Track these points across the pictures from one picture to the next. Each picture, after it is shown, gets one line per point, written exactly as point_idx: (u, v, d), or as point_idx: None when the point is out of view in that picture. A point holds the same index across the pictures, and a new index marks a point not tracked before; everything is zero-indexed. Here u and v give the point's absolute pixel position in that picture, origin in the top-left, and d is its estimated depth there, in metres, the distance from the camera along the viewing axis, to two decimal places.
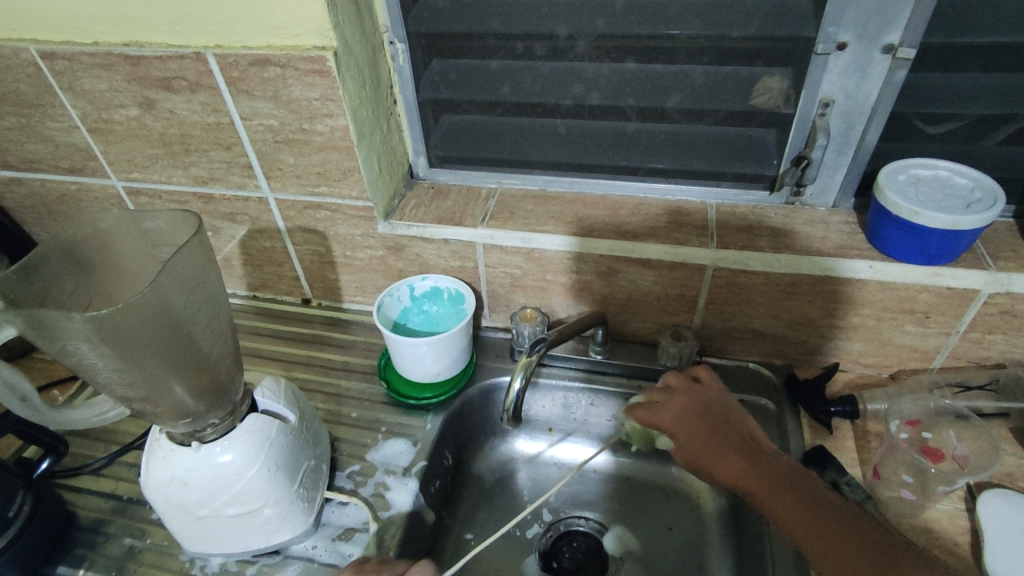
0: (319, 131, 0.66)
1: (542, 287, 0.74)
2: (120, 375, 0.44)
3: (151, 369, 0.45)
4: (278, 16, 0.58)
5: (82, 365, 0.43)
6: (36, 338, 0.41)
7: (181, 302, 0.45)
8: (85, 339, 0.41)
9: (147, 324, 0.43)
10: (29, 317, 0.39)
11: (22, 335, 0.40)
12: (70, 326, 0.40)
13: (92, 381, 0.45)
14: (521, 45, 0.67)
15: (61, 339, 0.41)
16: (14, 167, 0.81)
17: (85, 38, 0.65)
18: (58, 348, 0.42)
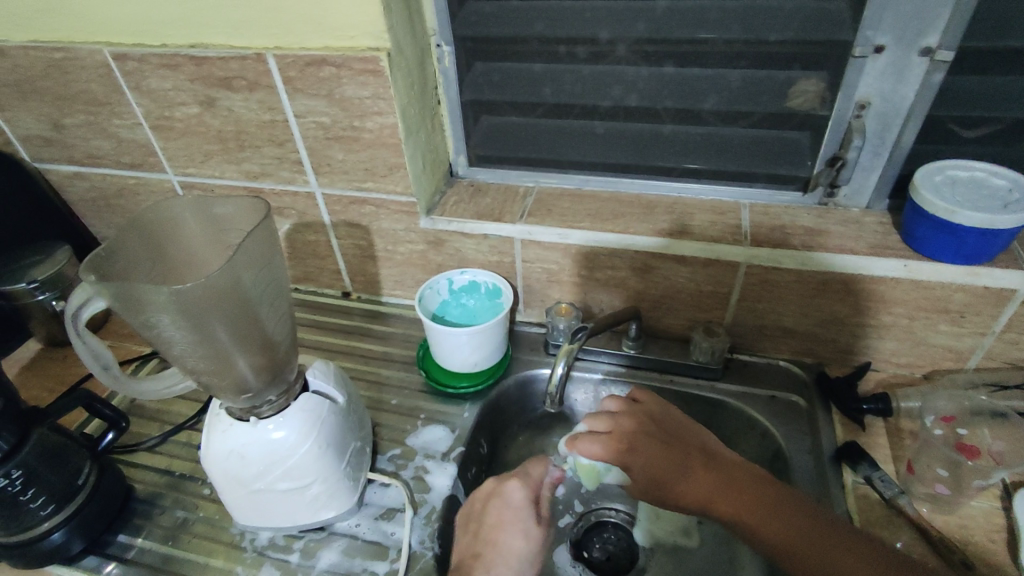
0: (368, 129, 0.69)
1: (577, 283, 0.76)
2: (192, 346, 0.48)
3: (219, 342, 0.49)
4: (336, 20, 0.62)
5: (160, 334, 0.47)
6: (121, 308, 0.46)
7: (250, 282, 0.49)
8: (165, 309, 0.45)
9: (216, 299, 0.46)
10: (120, 287, 0.44)
11: (112, 304, 0.45)
12: (151, 296, 0.44)
13: (166, 352, 0.49)
14: (564, 49, 0.69)
15: (145, 309, 0.45)
16: (78, 161, 0.85)
17: (154, 41, 0.69)
18: (138, 318, 0.46)
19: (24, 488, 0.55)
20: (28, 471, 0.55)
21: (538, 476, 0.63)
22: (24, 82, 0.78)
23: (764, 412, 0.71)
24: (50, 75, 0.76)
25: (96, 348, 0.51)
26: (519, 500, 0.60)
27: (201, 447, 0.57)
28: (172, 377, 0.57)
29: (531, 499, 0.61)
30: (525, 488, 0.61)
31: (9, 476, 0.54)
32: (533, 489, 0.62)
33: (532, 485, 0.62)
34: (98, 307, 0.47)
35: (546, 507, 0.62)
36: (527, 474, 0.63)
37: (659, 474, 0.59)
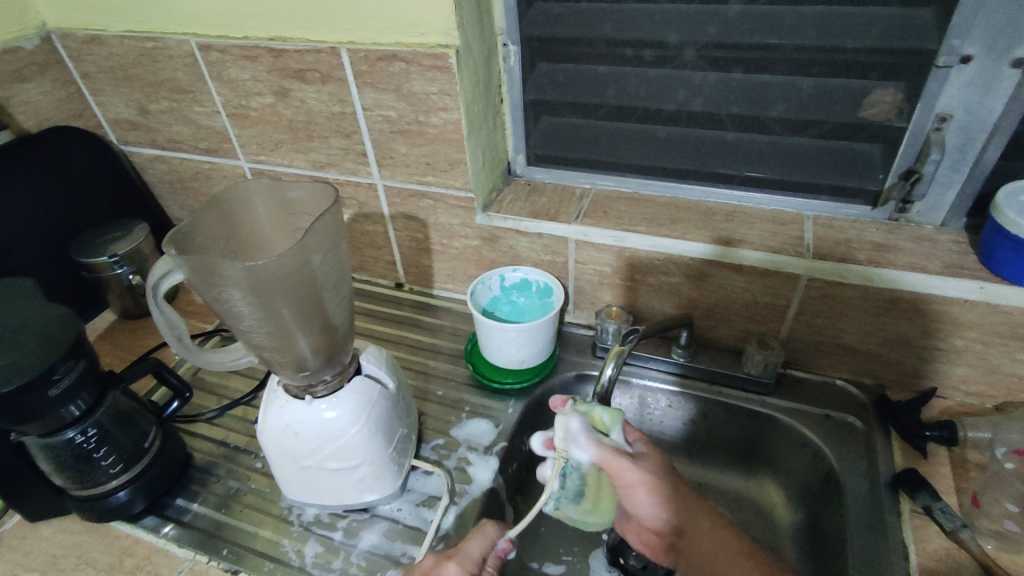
0: (433, 124, 0.71)
1: (628, 287, 0.76)
2: (258, 322, 0.51)
3: (283, 321, 0.51)
4: (410, 17, 0.64)
5: (232, 309, 0.50)
6: (197, 281, 0.49)
7: (317, 265, 0.51)
8: (238, 286, 0.48)
9: (284, 280, 0.49)
10: (199, 263, 0.46)
11: (190, 278, 0.48)
12: (225, 273, 0.47)
13: (234, 326, 0.52)
14: (631, 52, 0.69)
15: (220, 285, 0.48)
16: (159, 145, 0.91)
17: (237, 33, 0.73)
18: (212, 293, 0.49)
19: (97, 445, 0.59)
20: (101, 430, 0.59)
21: (478, 555, 0.54)
22: (118, 69, 0.83)
23: (816, 432, 0.68)
24: (141, 63, 0.81)
25: (173, 318, 0.54)
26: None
27: (257, 421, 0.59)
28: (237, 351, 0.59)
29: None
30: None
31: (84, 433, 0.58)
32: (471, 574, 0.53)
33: (470, 570, 0.53)
34: (176, 281, 0.50)
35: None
36: (460, 558, 0.53)
37: (700, 464, 0.78)
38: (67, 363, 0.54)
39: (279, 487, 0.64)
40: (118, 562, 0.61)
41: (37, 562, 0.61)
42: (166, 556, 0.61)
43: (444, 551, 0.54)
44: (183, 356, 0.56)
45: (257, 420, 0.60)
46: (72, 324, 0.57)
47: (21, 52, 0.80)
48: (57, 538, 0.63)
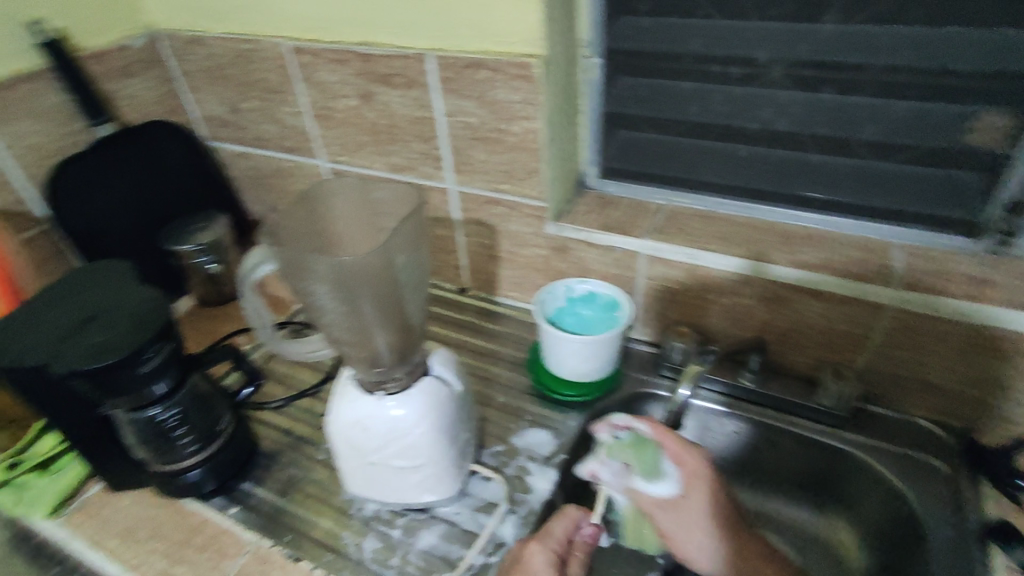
0: (512, 133, 0.71)
1: (699, 306, 0.74)
2: (340, 315, 0.52)
3: (364, 318, 0.52)
4: (499, 26, 0.65)
5: (316, 303, 0.52)
6: (287, 272, 0.50)
7: (400, 265, 0.52)
8: (325, 281, 0.49)
9: (367, 277, 0.50)
10: (291, 258, 0.48)
11: (281, 272, 0.50)
12: (315, 267, 0.48)
13: (317, 318, 0.54)
14: (718, 68, 0.68)
15: (307, 279, 0.50)
16: (246, 142, 0.95)
17: (330, 37, 0.76)
18: (300, 285, 0.51)
19: (178, 424, 0.62)
20: (183, 410, 0.62)
21: (562, 534, 0.58)
22: (216, 69, 0.88)
23: (894, 469, 0.65)
24: (237, 63, 0.85)
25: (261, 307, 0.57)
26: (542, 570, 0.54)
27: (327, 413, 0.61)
28: None
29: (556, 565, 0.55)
30: (549, 553, 0.55)
31: (167, 412, 0.61)
32: (556, 549, 0.57)
33: (555, 545, 0.57)
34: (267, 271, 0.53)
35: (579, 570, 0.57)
36: (544, 535, 0.57)
37: (767, 496, 0.76)
38: (156, 344, 0.57)
39: (343, 480, 0.65)
40: (189, 538, 0.63)
41: (116, 530, 0.64)
42: (233, 537, 0.63)
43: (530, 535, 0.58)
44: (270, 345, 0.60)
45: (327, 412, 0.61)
46: (163, 305, 0.59)
47: (131, 51, 0.86)
48: (134, 509, 0.66)
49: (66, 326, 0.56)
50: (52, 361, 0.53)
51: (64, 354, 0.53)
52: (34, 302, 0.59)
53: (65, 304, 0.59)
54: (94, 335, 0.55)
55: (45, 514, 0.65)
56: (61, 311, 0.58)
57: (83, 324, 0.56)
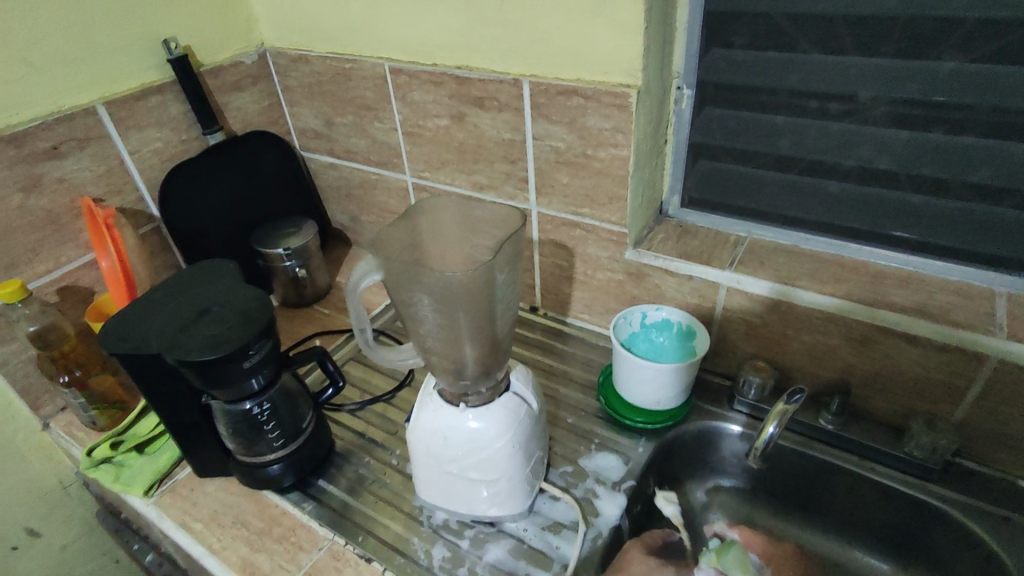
0: (600, 158, 0.73)
1: (778, 342, 0.73)
2: (437, 326, 0.56)
3: (460, 330, 0.56)
4: (596, 56, 0.67)
5: (417, 312, 0.56)
6: (396, 280, 0.54)
7: (499, 284, 0.55)
8: (430, 293, 0.53)
9: (470, 293, 0.53)
10: (402, 268, 0.53)
11: (389, 280, 0.54)
12: (425, 279, 0.52)
13: (414, 327, 0.57)
14: (815, 103, 0.68)
15: (413, 289, 0.54)
16: (336, 154, 1.00)
17: (428, 60, 0.80)
18: (406, 295, 0.55)
19: (268, 419, 0.65)
20: (273, 406, 0.65)
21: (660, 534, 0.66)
22: (316, 85, 0.93)
23: (985, 527, 0.62)
24: (337, 81, 0.90)
25: (362, 316, 0.60)
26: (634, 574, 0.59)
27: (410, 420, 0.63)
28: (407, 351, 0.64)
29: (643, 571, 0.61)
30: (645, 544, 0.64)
31: (260, 406, 0.64)
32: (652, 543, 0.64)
33: (652, 541, 0.65)
34: (374, 280, 0.56)
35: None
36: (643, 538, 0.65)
37: (841, 544, 0.73)
38: (259, 341, 0.60)
39: (415, 486, 0.67)
40: (268, 529, 0.66)
41: (202, 514, 0.68)
42: (309, 531, 0.66)
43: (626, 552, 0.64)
44: (362, 349, 0.62)
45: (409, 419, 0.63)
46: (266, 306, 0.62)
47: (242, 66, 0.92)
48: (219, 496, 0.70)
49: (182, 317, 0.61)
50: (167, 349, 0.57)
51: (178, 344, 0.57)
52: (155, 293, 0.65)
53: (180, 298, 0.64)
54: (207, 329, 0.59)
55: (139, 493, 0.69)
56: (176, 304, 0.63)
57: (197, 317, 0.61)
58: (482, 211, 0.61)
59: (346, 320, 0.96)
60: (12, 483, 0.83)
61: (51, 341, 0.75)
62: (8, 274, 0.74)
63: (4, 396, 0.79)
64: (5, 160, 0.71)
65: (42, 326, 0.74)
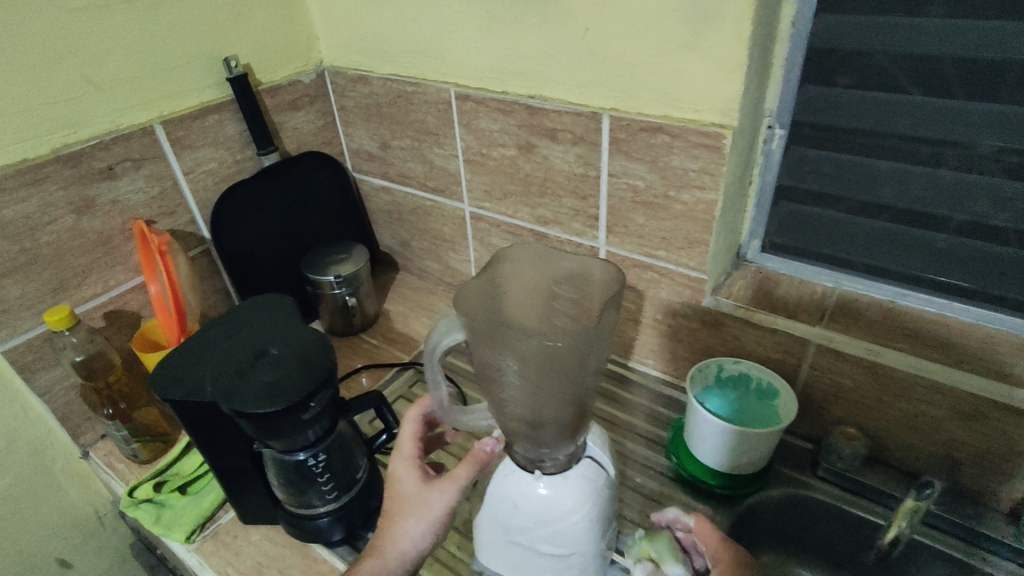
0: (682, 201, 0.68)
1: (871, 409, 0.67)
2: (520, 393, 0.52)
3: (549, 397, 0.51)
4: (687, 92, 0.62)
5: (501, 375, 0.52)
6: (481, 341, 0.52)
7: (595, 352, 0.51)
8: (518, 357, 0.49)
9: (559, 361, 0.49)
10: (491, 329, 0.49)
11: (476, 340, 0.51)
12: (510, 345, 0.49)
13: (494, 391, 0.53)
14: (928, 150, 0.60)
15: (500, 352, 0.50)
16: (390, 178, 0.96)
17: (498, 87, 0.75)
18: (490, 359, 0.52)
19: (322, 470, 0.61)
20: (328, 457, 0.61)
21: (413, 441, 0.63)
22: (374, 106, 0.90)
23: None
24: (397, 103, 0.87)
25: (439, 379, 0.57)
26: (418, 504, 0.59)
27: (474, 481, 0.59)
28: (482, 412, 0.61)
29: (436, 495, 0.59)
30: (406, 463, 0.62)
31: (315, 458, 0.60)
32: (413, 459, 0.62)
33: (411, 456, 0.62)
34: (456, 341, 0.53)
35: (452, 493, 0.59)
36: (407, 450, 0.62)
37: None
38: (319, 392, 0.56)
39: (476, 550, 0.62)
40: None
41: (246, 567, 0.64)
42: None
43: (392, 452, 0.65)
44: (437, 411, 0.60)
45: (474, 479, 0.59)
46: (327, 351, 0.58)
47: (300, 85, 0.90)
48: (264, 546, 0.66)
49: (238, 360, 0.57)
50: (223, 396, 0.53)
51: (234, 392, 0.53)
52: (211, 330, 0.61)
53: (235, 338, 0.60)
54: (263, 375, 0.55)
55: (181, 538, 0.66)
56: (231, 345, 0.59)
57: (252, 361, 0.57)
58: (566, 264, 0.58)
59: (395, 353, 0.93)
60: (49, 512, 0.80)
61: (95, 370, 0.72)
62: (55, 297, 0.71)
63: (44, 424, 0.76)
64: (59, 180, 0.68)
65: (88, 355, 0.71)
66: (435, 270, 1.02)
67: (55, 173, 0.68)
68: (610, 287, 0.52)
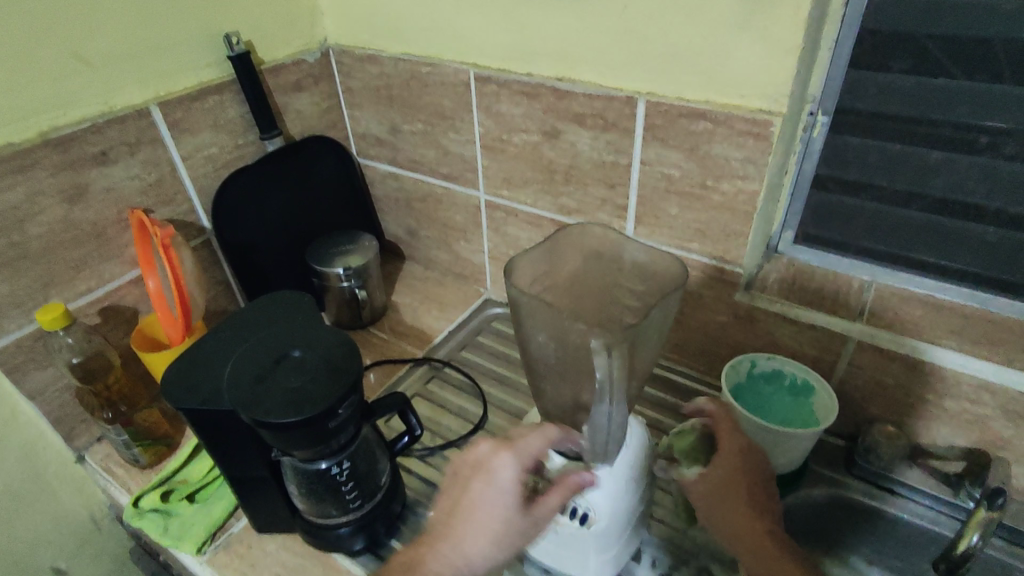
0: (721, 191, 0.64)
1: (911, 406, 0.66)
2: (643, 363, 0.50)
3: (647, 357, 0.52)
4: (734, 76, 0.58)
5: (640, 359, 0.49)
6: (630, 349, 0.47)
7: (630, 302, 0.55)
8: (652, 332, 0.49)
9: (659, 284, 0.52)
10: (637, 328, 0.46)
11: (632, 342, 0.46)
12: (669, 299, 0.47)
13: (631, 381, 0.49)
14: (987, 139, 0.57)
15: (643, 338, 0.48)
16: (398, 164, 0.91)
17: (523, 69, 0.71)
18: (644, 340, 0.48)
19: (346, 479, 0.57)
20: (353, 464, 0.58)
21: (534, 451, 0.51)
22: (384, 88, 0.85)
23: None
24: (409, 85, 0.82)
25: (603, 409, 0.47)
26: (505, 531, 0.50)
27: (587, 510, 0.53)
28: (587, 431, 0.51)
29: (523, 532, 0.50)
30: (513, 471, 0.50)
31: (339, 466, 0.56)
32: (525, 467, 0.51)
33: (525, 462, 0.51)
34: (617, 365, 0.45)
35: (540, 524, 0.51)
36: (519, 452, 0.51)
37: None
38: (347, 399, 0.52)
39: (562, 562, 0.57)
40: None
41: None
42: None
43: (493, 444, 0.52)
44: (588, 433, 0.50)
45: (578, 512, 0.53)
46: (353, 354, 0.54)
47: (304, 65, 0.84)
48: (281, 556, 0.62)
49: (259, 363, 0.53)
50: (243, 404, 0.49)
51: (254, 400, 0.50)
52: (222, 331, 0.58)
53: (256, 340, 0.56)
54: (286, 381, 0.51)
55: (192, 549, 0.61)
56: (252, 347, 0.55)
57: (275, 364, 0.53)
58: (528, 264, 0.54)
59: (407, 347, 0.89)
60: (40, 518, 0.75)
61: (94, 371, 0.67)
62: (47, 292, 0.66)
63: (35, 428, 0.71)
64: (49, 166, 0.62)
65: (85, 356, 0.66)
66: (444, 259, 0.98)
67: (45, 158, 0.62)
68: (589, 241, 0.57)
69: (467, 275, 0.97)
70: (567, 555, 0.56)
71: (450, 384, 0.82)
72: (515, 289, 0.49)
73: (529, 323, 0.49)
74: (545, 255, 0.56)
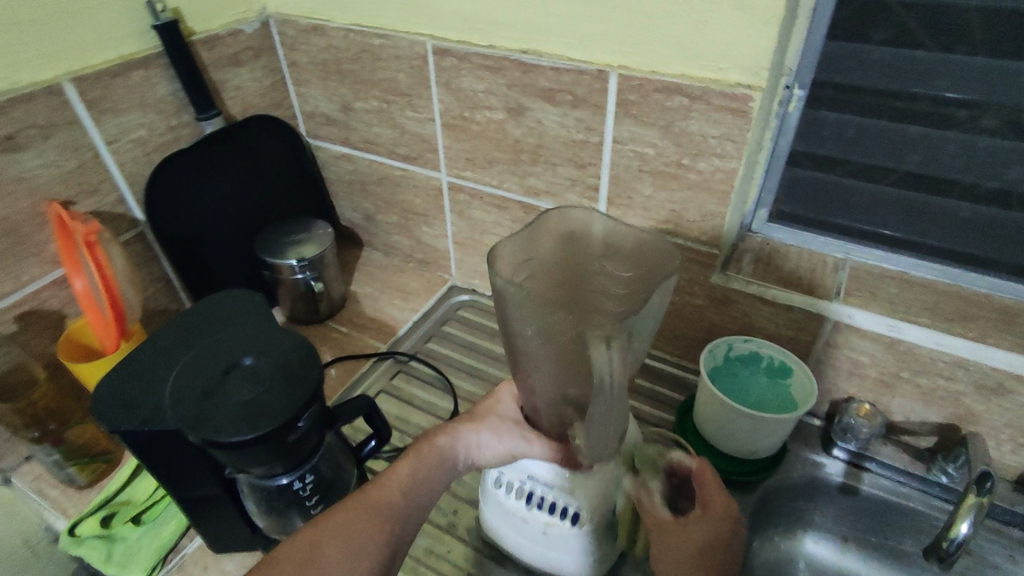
0: (697, 169, 0.61)
1: (886, 383, 0.65)
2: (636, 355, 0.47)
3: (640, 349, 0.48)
4: (711, 46, 0.55)
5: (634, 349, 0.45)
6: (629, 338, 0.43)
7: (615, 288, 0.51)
8: (650, 321, 0.45)
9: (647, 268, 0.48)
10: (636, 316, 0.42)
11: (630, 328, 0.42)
12: (664, 284, 0.43)
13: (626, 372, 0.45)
14: (965, 113, 0.56)
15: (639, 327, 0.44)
16: (352, 144, 0.85)
17: (485, 41, 0.66)
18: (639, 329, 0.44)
19: (310, 493, 0.53)
20: (316, 477, 0.53)
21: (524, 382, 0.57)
22: (332, 62, 0.78)
23: None
24: (360, 59, 0.75)
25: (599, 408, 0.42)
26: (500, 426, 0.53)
27: (578, 510, 0.51)
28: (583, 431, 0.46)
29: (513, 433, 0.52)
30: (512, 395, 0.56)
31: (301, 480, 0.52)
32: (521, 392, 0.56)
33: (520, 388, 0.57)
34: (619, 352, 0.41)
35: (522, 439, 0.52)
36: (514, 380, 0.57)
37: None
38: (308, 409, 0.47)
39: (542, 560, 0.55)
40: None
41: None
42: None
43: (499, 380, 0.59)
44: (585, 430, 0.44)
45: (566, 512, 0.51)
46: (313, 357, 0.50)
47: (242, 36, 0.76)
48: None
49: (205, 374, 0.48)
50: (190, 423, 0.44)
51: (202, 417, 0.44)
52: (162, 338, 0.53)
53: (200, 347, 0.51)
54: (239, 394, 0.46)
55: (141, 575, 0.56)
56: (196, 356, 0.50)
57: (222, 376, 0.48)
58: (507, 251, 0.49)
59: (369, 340, 0.84)
60: None
61: (14, 388, 0.62)
62: None
63: None
64: None
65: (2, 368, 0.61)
66: (405, 245, 0.93)
67: None
68: (568, 223, 0.52)
69: (430, 262, 0.93)
70: (559, 558, 0.54)
71: (418, 378, 0.78)
72: (497, 280, 0.44)
73: (516, 316, 0.45)
74: (524, 242, 0.50)
